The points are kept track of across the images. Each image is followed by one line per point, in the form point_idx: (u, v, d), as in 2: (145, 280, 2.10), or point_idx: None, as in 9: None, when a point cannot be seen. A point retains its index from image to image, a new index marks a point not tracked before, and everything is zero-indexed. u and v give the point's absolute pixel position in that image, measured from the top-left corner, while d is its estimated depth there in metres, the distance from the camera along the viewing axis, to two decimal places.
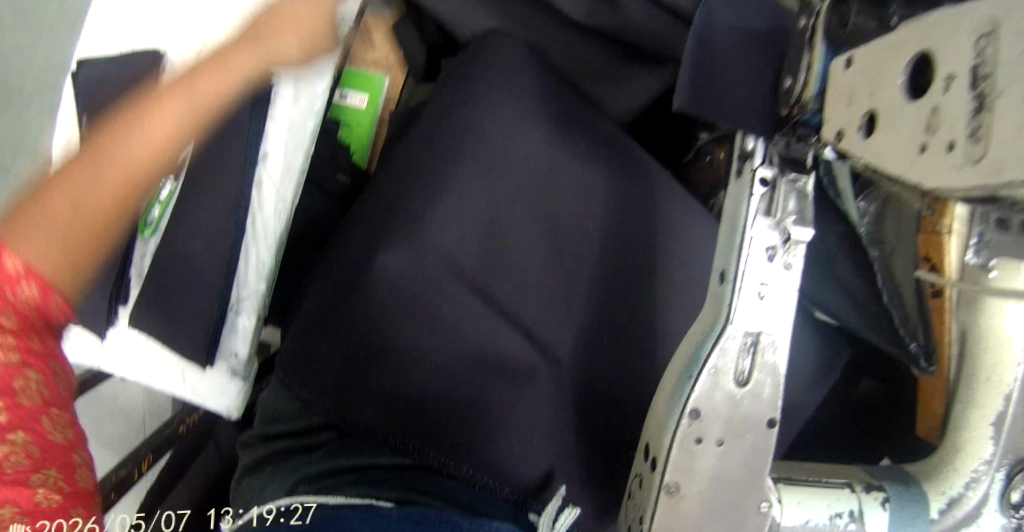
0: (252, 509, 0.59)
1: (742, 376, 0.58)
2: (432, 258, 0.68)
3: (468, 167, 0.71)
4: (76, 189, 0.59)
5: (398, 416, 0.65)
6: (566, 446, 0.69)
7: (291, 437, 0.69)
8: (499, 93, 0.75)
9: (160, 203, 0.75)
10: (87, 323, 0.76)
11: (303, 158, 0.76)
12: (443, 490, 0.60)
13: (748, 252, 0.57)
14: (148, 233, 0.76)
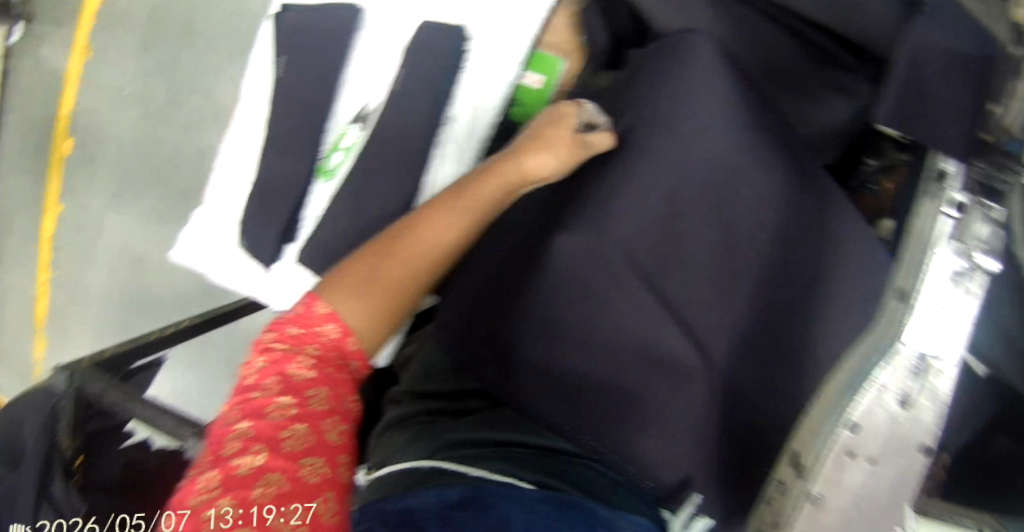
0: (395, 464, 0.61)
1: (907, 399, 0.58)
2: (611, 243, 0.65)
3: (655, 155, 0.69)
4: (385, 267, 0.61)
5: (552, 392, 0.63)
6: (712, 459, 0.62)
7: (445, 398, 0.69)
8: (694, 82, 0.71)
9: (343, 150, 0.80)
10: (258, 252, 0.80)
11: (488, 125, 0.78)
12: (584, 480, 0.58)
13: (931, 274, 0.58)
14: (326, 176, 0.80)
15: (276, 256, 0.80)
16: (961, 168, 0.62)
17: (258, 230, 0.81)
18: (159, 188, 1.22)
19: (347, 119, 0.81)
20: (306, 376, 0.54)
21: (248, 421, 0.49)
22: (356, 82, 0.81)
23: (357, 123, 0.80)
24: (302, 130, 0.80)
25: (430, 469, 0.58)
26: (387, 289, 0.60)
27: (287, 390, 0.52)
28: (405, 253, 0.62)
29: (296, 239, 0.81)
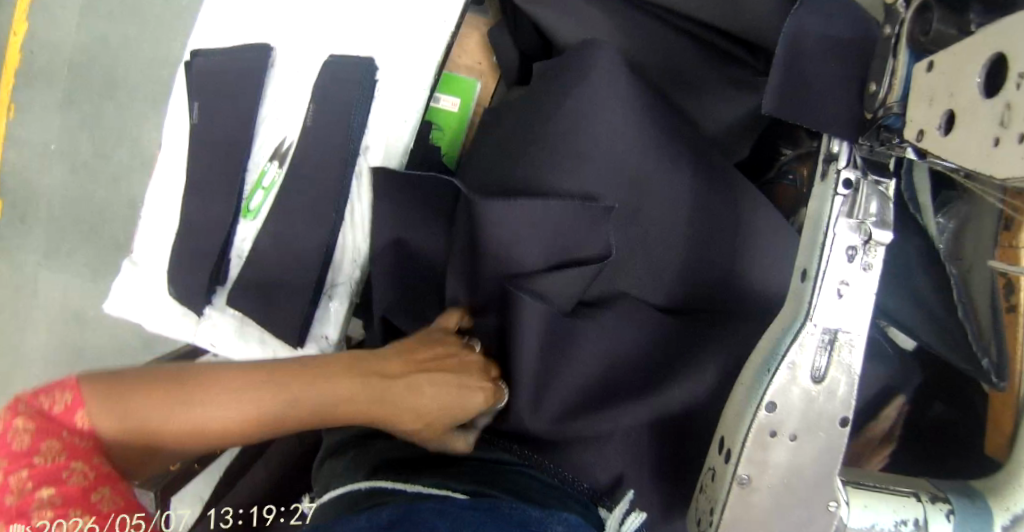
0: (332, 493, 0.60)
1: (819, 373, 0.58)
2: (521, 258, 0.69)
3: (561, 165, 0.71)
4: (218, 409, 0.56)
5: (482, 408, 0.66)
6: (641, 453, 0.67)
7: (377, 422, 0.69)
8: (597, 93, 0.73)
9: (263, 190, 0.80)
10: (187, 300, 0.79)
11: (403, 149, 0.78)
12: (515, 486, 0.59)
13: (830, 252, 0.58)
14: (250, 217, 0.80)
15: (208, 301, 0.80)
16: (846, 147, 0.62)
17: (186, 279, 0.80)
18: (92, 244, 1.21)
19: (266, 157, 0.81)
20: (84, 444, 0.49)
21: (19, 494, 0.44)
22: (274, 121, 0.82)
23: (276, 161, 0.81)
24: (223, 172, 0.80)
25: (370, 488, 0.57)
26: (200, 436, 0.55)
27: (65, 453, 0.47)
28: (217, 403, 0.55)
29: (224, 283, 0.81)
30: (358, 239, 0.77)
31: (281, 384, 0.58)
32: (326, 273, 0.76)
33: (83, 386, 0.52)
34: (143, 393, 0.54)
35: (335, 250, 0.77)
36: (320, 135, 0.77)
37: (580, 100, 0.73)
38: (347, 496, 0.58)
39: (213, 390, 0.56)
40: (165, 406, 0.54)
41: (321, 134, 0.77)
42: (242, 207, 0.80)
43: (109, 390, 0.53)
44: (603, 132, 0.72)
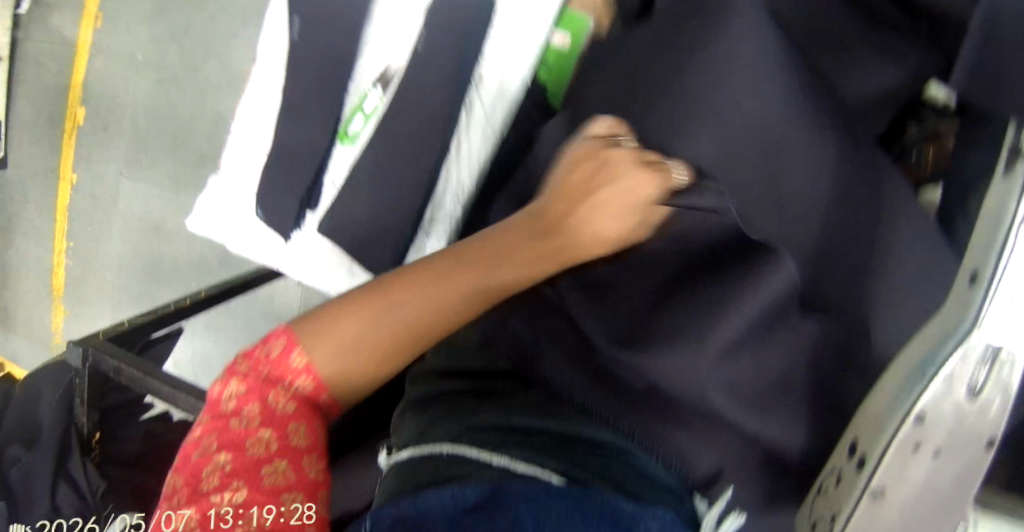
0: (415, 449, 0.56)
1: (976, 387, 0.49)
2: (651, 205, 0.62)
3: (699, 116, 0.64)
4: (393, 300, 0.55)
5: (587, 369, 0.58)
6: (755, 450, 0.56)
7: (469, 376, 0.63)
8: (747, 39, 0.63)
9: (364, 115, 0.74)
10: (275, 223, 0.77)
11: (519, 85, 0.73)
12: (611, 471, 0.51)
13: (1010, 259, 0.47)
14: (347, 142, 0.75)
15: (297, 226, 0.77)
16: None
17: (275, 201, 0.76)
18: (174, 155, 1.19)
19: (367, 81, 0.76)
20: (285, 407, 0.54)
21: (228, 453, 0.50)
22: (377, 44, 0.75)
23: (378, 85, 0.75)
24: (321, 91, 0.75)
25: (449, 456, 0.53)
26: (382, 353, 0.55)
27: (240, 467, 0.49)
28: (448, 290, 0.56)
29: (317, 208, 0.77)
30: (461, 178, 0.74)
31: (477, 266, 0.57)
32: (425, 207, 0.73)
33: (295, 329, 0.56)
34: (314, 321, 0.56)
35: (438, 183, 0.73)
36: (422, 66, 0.70)
37: (716, 46, 0.64)
38: (431, 456, 0.53)
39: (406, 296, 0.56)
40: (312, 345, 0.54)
41: (429, 58, 0.70)
42: (339, 130, 0.75)
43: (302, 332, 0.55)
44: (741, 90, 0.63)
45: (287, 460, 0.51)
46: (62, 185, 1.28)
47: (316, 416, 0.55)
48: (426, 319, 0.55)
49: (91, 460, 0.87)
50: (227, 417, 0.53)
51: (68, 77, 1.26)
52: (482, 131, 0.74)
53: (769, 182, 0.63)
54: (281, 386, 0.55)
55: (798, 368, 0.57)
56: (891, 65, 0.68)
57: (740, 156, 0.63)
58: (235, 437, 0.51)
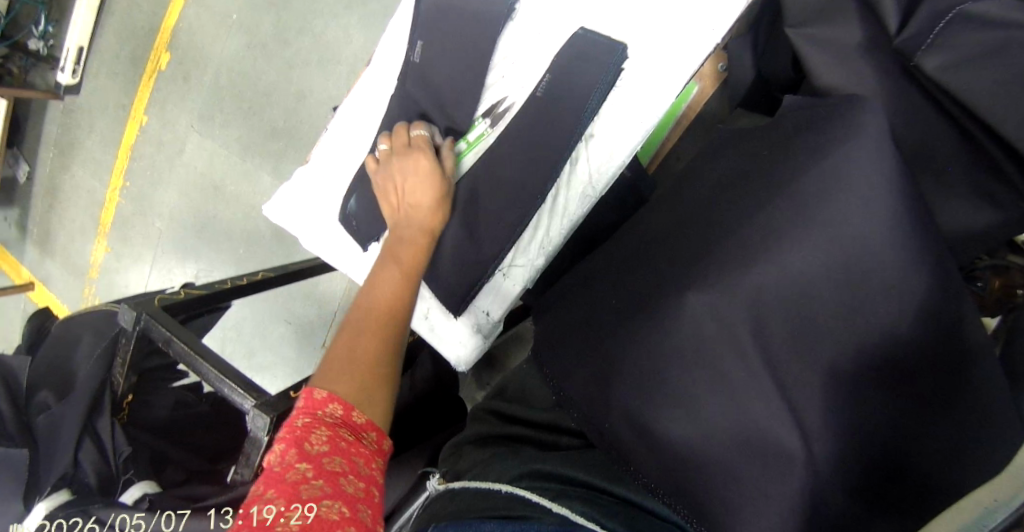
0: (476, 480, 0.58)
1: None
2: (734, 310, 0.61)
3: (812, 231, 0.61)
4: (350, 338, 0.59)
5: (664, 464, 0.60)
6: None
7: (532, 426, 0.68)
8: (870, 165, 0.62)
9: (466, 144, 0.76)
10: (358, 228, 0.78)
11: (628, 154, 0.71)
12: None
13: None
14: None
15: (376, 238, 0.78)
16: None
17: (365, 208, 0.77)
18: (248, 121, 1.22)
19: (480, 112, 0.76)
20: (319, 448, 0.50)
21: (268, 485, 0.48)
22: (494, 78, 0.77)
23: (488, 119, 0.76)
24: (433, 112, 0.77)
25: (508, 496, 0.54)
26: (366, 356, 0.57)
27: (305, 458, 0.49)
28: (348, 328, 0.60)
29: None
30: (553, 229, 0.73)
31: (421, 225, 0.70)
32: (507, 251, 0.74)
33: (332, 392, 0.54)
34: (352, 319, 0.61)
35: (525, 231, 0.74)
36: (531, 116, 0.73)
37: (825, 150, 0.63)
38: (489, 488, 0.56)
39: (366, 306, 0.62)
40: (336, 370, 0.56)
41: (549, 105, 0.73)
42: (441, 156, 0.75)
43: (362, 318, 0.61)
44: (851, 220, 0.61)
45: (328, 481, 0.48)
46: (130, 124, 1.32)
47: (361, 452, 0.51)
48: (388, 323, 0.61)
49: (119, 421, 0.84)
50: (282, 475, 0.48)
51: (159, 22, 1.29)
52: (583, 192, 0.73)
53: (874, 315, 0.60)
54: (311, 421, 0.52)
55: (786, 441, 0.58)
56: (984, 207, 0.69)
57: (843, 279, 0.60)
58: (277, 468, 0.49)
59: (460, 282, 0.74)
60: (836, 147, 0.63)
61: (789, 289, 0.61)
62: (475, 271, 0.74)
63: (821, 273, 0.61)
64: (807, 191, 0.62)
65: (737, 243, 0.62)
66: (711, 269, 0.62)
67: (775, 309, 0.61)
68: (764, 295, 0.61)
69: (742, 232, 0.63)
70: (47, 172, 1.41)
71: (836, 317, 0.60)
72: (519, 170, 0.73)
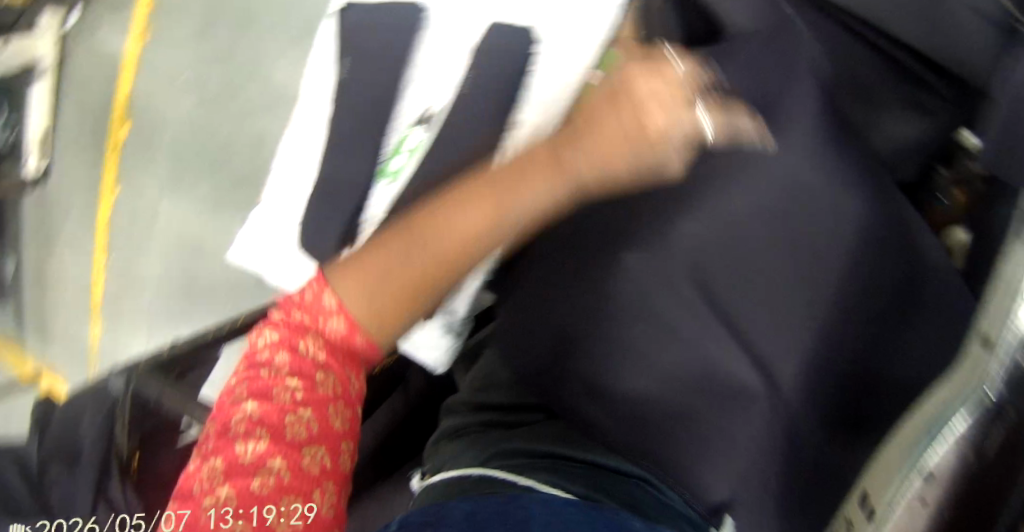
0: (451, 470, 0.60)
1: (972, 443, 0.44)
2: (676, 257, 0.61)
3: (737, 165, 0.61)
4: (388, 260, 0.58)
5: (626, 420, 0.61)
6: (762, 492, 0.60)
7: (502, 409, 0.69)
8: (782, 90, 0.62)
9: (403, 151, 0.78)
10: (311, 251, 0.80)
11: (551, 129, 0.73)
12: (639, 501, 0.54)
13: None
14: (386, 178, 0.78)
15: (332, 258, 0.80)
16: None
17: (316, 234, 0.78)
18: (213, 177, 1.25)
19: (411, 122, 0.79)
20: (316, 354, 0.56)
21: (254, 403, 0.53)
22: (419, 85, 0.80)
23: (419, 127, 0.79)
24: (366, 133, 0.79)
25: (480, 476, 0.56)
26: (405, 286, 0.57)
27: (296, 370, 0.55)
28: (388, 252, 0.58)
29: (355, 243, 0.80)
30: None
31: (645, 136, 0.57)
32: None
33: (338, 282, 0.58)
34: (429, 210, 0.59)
35: None
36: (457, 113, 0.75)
37: (732, 78, 0.62)
38: (461, 474, 0.58)
39: (418, 230, 0.58)
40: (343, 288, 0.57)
41: (473, 101, 0.75)
42: (381, 167, 0.78)
43: (428, 222, 0.58)
44: (775, 151, 0.61)
45: (315, 411, 0.54)
46: (103, 200, 1.36)
47: (353, 368, 0.58)
48: (450, 257, 0.57)
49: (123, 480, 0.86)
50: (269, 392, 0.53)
51: (114, 98, 1.33)
52: None
53: (812, 235, 0.60)
54: (314, 331, 0.56)
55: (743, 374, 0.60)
56: (915, 119, 0.68)
57: (776, 207, 0.61)
58: (263, 387, 0.54)
59: None
60: (748, 77, 0.62)
61: (725, 226, 0.61)
62: None
63: (754, 205, 0.61)
64: (722, 127, 0.63)
65: (662, 198, 0.62)
66: (647, 221, 0.63)
67: (719, 248, 0.61)
68: (700, 238, 0.61)
69: (668, 180, 0.64)
70: (34, 261, 1.45)
71: (776, 245, 0.60)
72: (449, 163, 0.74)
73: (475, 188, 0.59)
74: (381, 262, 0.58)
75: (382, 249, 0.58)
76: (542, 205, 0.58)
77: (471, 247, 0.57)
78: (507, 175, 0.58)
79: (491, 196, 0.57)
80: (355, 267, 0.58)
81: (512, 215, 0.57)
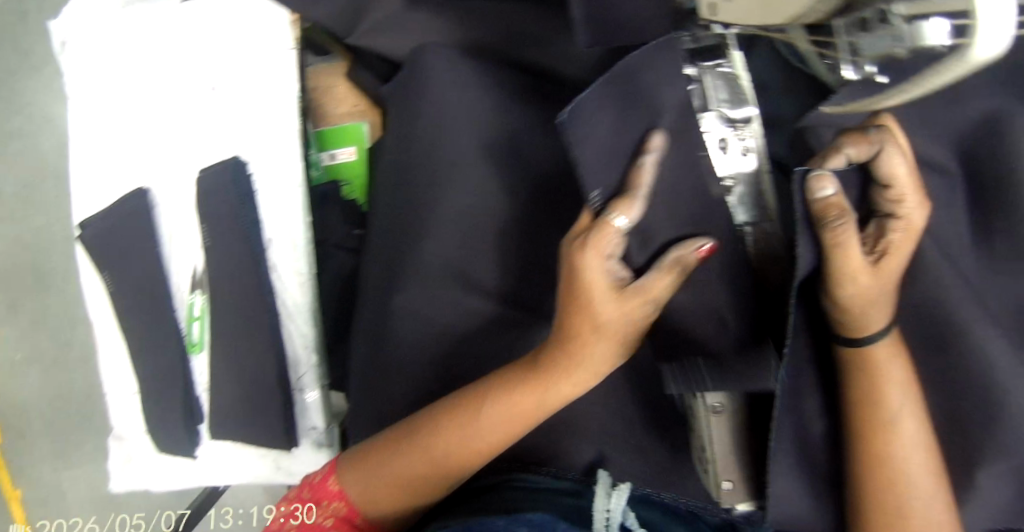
0: None
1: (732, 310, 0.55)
2: (441, 277, 0.68)
3: (446, 180, 0.69)
4: (375, 479, 0.62)
5: None
6: (615, 428, 0.65)
7: None
8: (452, 100, 0.71)
9: (198, 320, 0.81)
10: (173, 446, 0.81)
11: (304, 231, 0.77)
12: (512, 503, 0.59)
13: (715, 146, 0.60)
14: (198, 350, 0.81)
15: (194, 441, 0.81)
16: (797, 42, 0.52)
17: (166, 428, 0.81)
18: None
19: (187, 288, 0.81)
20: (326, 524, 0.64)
21: None
22: (179, 254, 0.81)
23: (197, 290, 0.81)
24: (155, 322, 0.80)
25: None
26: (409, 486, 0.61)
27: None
28: (397, 466, 0.60)
29: (203, 417, 0.82)
30: (302, 325, 0.78)
31: (535, 379, 0.55)
32: (286, 371, 0.77)
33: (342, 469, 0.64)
34: (417, 426, 0.60)
35: (285, 344, 0.77)
36: (219, 262, 0.77)
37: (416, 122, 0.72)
38: None
39: (395, 452, 0.61)
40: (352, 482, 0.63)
41: (222, 243, 0.77)
42: (186, 342, 0.81)
43: (400, 437, 0.61)
44: (466, 157, 0.69)
45: None
46: None
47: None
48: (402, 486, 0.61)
49: None
50: None
51: None
52: (299, 280, 0.77)
53: (530, 196, 0.67)
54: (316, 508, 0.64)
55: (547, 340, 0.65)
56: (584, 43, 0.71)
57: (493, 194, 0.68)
58: None
59: (273, 423, 0.77)
60: (423, 109, 0.71)
61: (463, 232, 0.68)
62: (276, 406, 0.76)
63: (477, 202, 0.68)
64: (422, 154, 0.71)
65: (408, 233, 0.70)
66: (405, 262, 0.69)
67: (465, 252, 0.68)
68: (450, 252, 0.68)
69: (405, 219, 0.70)
70: None
71: (510, 222, 0.67)
72: (242, 308, 0.76)
73: (418, 446, 0.59)
74: (379, 478, 0.61)
75: (386, 480, 0.61)
76: (466, 465, 0.59)
77: (434, 483, 0.60)
78: (442, 439, 0.58)
79: (451, 433, 0.58)
80: (362, 481, 0.62)
81: (458, 466, 0.59)
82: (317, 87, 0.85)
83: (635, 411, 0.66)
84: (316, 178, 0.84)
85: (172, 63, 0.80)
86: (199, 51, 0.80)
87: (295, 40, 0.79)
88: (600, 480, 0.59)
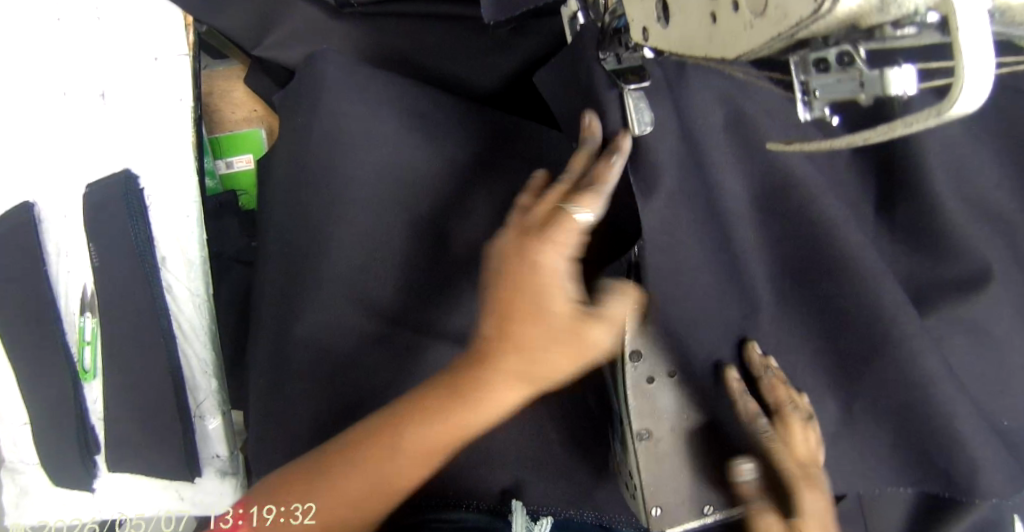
0: None
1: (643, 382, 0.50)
2: (336, 301, 0.64)
3: (344, 194, 0.65)
4: (373, 470, 0.49)
5: None
6: (523, 455, 0.62)
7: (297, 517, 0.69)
8: (350, 110, 0.67)
9: (90, 345, 0.74)
10: (67, 482, 0.75)
11: (200, 249, 0.74)
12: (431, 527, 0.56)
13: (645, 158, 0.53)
14: (90, 378, 0.75)
15: (91, 475, 0.75)
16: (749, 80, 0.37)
17: (58, 459, 0.75)
18: None
19: (77, 310, 0.75)
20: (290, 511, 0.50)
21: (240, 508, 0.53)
22: (66, 274, 0.75)
23: (89, 312, 0.75)
24: (41, 348, 0.73)
25: None
26: (403, 477, 0.49)
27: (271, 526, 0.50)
28: (403, 440, 0.48)
29: (100, 448, 0.76)
30: (200, 349, 0.74)
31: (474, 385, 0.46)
32: (186, 398, 0.74)
33: (321, 464, 0.50)
34: (394, 418, 0.49)
35: (182, 369, 0.74)
36: (109, 284, 0.71)
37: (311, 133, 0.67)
38: None
39: (397, 431, 0.48)
40: (342, 478, 0.49)
41: (110, 264, 0.71)
42: (77, 370, 0.74)
43: (331, 458, 0.50)
44: (361, 172, 0.65)
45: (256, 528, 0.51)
46: None
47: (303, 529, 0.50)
48: (409, 468, 0.49)
49: None
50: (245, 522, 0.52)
51: None
52: (194, 303, 0.74)
53: (429, 213, 0.65)
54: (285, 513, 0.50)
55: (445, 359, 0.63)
56: (491, 62, 0.74)
57: (392, 210, 0.65)
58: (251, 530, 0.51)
59: (175, 453, 0.73)
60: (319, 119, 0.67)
61: (364, 253, 0.64)
62: (175, 436, 0.72)
63: (376, 219, 0.65)
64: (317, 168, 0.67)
65: (305, 252, 0.66)
66: (300, 286, 0.65)
67: (365, 275, 0.64)
68: (347, 278, 0.64)
69: (300, 237, 0.66)
70: None
71: (410, 239, 0.65)
72: (139, 333, 0.71)
73: (425, 414, 0.48)
74: (377, 465, 0.48)
75: (381, 463, 0.48)
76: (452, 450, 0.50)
77: (430, 465, 0.49)
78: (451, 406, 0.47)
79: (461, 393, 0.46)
80: (357, 471, 0.49)
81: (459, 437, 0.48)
82: (213, 91, 0.84)
83: (550, 440, 0.62)
84: (212, 188, 0.84)
85: (53, 65, 0.73)
86: (85, 53, 0.73)
87: (190, 45, 0.74)
88: (515, 510, 0.57)
